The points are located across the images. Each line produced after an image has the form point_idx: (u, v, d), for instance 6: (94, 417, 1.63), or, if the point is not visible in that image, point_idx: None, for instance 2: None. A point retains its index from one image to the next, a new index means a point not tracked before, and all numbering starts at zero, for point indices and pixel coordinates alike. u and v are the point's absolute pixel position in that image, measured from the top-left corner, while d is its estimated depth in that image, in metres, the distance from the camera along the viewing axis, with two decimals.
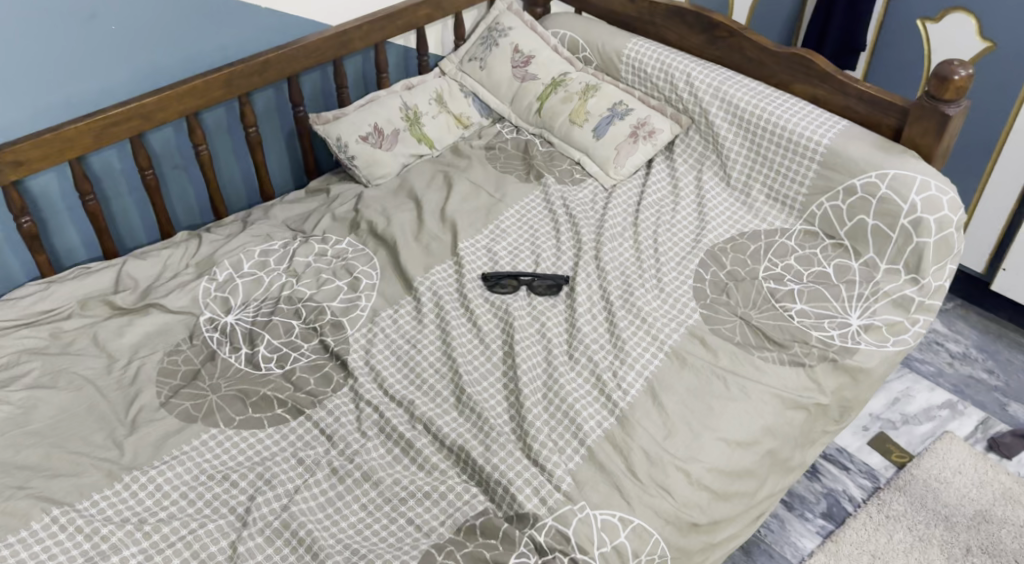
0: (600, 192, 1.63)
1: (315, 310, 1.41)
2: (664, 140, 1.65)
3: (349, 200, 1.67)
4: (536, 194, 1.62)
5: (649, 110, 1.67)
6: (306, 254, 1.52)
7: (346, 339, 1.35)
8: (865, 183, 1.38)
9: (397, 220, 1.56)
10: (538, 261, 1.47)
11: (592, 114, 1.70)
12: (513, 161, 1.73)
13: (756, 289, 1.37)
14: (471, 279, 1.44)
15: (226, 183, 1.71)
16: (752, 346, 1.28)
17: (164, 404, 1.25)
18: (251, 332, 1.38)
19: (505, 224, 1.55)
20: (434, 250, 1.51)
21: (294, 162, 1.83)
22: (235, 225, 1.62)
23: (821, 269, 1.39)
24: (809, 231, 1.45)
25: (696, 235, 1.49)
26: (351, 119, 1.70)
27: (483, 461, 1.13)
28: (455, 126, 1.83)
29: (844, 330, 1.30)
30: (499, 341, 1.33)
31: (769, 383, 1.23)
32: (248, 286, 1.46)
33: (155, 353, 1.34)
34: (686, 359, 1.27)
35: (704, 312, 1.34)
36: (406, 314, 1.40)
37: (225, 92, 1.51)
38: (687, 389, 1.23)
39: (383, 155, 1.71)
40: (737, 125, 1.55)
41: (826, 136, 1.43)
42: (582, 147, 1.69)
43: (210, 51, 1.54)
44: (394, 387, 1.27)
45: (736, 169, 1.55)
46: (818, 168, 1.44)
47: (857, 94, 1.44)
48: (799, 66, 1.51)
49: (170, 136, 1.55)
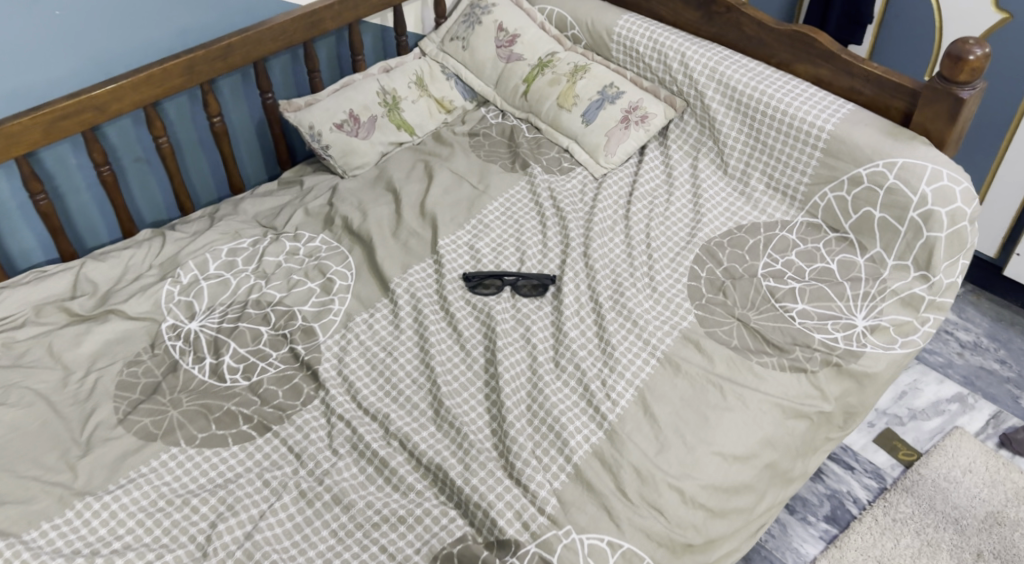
0: (590, 182, 1.53)
1: (285, 315, 1.32)
2: (658, 125, 1.54)
3: (323, 192, 1.58)
4: (522, 185, 1.53)
5: (642, 93, 1.57)
6: (276, 254, 1.44)
7: (318, 347, 1.27)
8: (872, 172, 1.26)
9: (374, 215, 1.47)
10: (524, 258, 1.38)
11: (581, 98, 1.60)
12: (497, 149, 1.64)
13: (754, 287, 1.27)
14: (451, 279, 1.35)
15: (192, 177, 1.61)
16: (750, 351, 1.19)
17: (121, 420, 1.17)
18: (217, 339, 1.29)
19: (489, 218, 1.46)
20: (413, 247, 1.42)
21: (265, 152, 1.72)
22: (202, 221, 1.53)
23: (824, 265, 1.28)
24: (812, 223, 1.34)
25: (690, 230, 1.39)
26: (325, 106, 1.61)
27: (462, 482, 1.05)
28: (437, 111, 1.74)
29: (850, 332, 1.20)
30: (481, 348, 1.25)
31: (768, 390, 1.15)
32: (215, 288, 1.38)
33: (113, 364, 1.25)
34: (681, 365, 1.18)
35: (699, 313, 1.25)
36: (382, 319, 1.31)
37: (185, 80, 1.39)
38: (680, 398, 1.14)
39: (360, 143, 1.62)
40: (735, 110, 1.44)
41: (830, 122, 1.32)
42: (570, 133, 1.59)
43: (170, 36, 1.44)
44: (368, 398, 1.19)
45: (734, 155, 1.45)
46: (821, 156, 1.33)
47: (863, 75, 1.33)
48: (801, 45, 1.40)
49: (128, 127, 1.45)
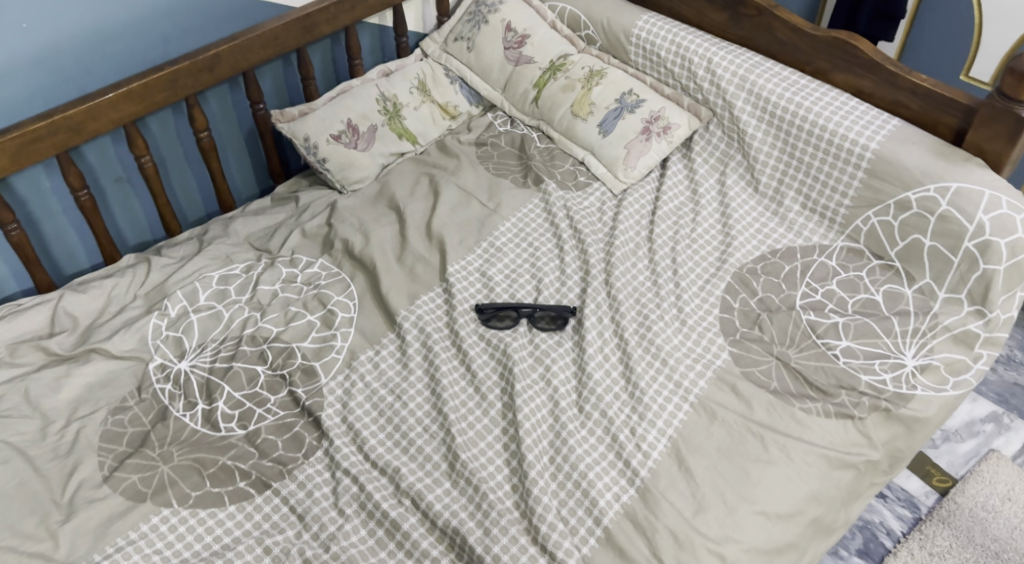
0: (609, 200, 1.42)
1: (283, 353, 1.22)
2: (681, 136, 1.43)
3: (321, 211, 1.47)
4: (536, 202, 1.42)
5: (664, 100, 1.45)
6: (272, 282, 1.33)
7: (320, 390, 1.17)
8: (922, 197, 1.16)
9: (376, 239, 1.36)
10: (540, 287, 1.27)
11: (598, 106, 1.49)
12: (507, 161, 1.52)
13: (793, 321, 1.17)
14: (463, 310, 1.24)
15: (179, 195, 1.49)
16: (792, 395, 1.09)
17: (107, 478, 1.06)
18: (209, 382, 1.19)
19: (501, 241, 1.35)
20: (420, 274, 1.31)
21: (258, 165, 1.61)
22: (190, 244, 1.42)
23: (868, 296, 1.18)
24: (853, 248, 1.25)
25: (720, 254, 1.29)
26: (320, 116, 1.49)
27: (482, 550, 0.96)
28: (441, 118, 1.62)
29: (899, 372, 1.11)
30: (497, 390, 1.14)
31: (813, 440, 1.06)
32: (207, 322, 1.28)
33: (97, 413, 1.15)
34: (717, 412, 1.08)
35: (734, 351, 1.15)
36: (388, 357, 1.21)
37: (168, 95, 1.27)
38: (718, 450, 1.05)
39: (359, 156, 1.50)
40: (768, 123, 1.34)
41: (874, 139, 1.21)
42: (586, 144, 1.48)
43: (150, 45, 1.31)
44: (375, 449, 1.09)
45: (766, 172, 1.35)
46: (865, 177, 1.23)
47: (910, 88, 1.22)
48: (840, 52, 1.28)
49: (108, 146, 1.33)
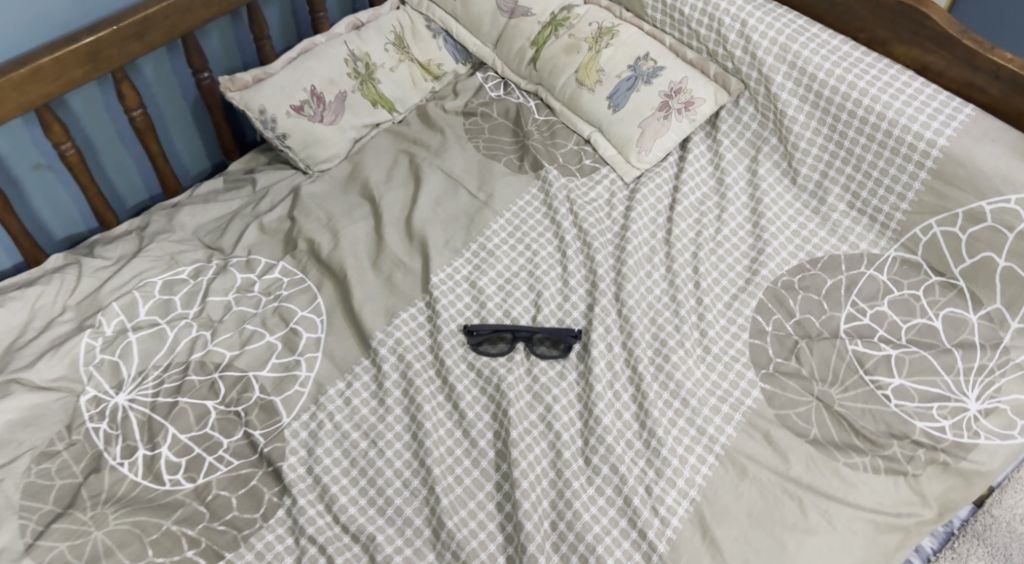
0: (619, 189, 1.21)
1: (237, 385, 1.04)
2: (706, 113, 1.22)
3: (282, 198, 1.26)
4: (534, 192, 1.21)
5: (686, 68, 1.23)
6: (224, 292, 1.14)
7: (281, 433, 0.99)
8: (998, 209, 0.98)
9: (347, 239, 1.16)
10: (539, 303, 1.08)
11: (607, 74, 1.26)
12: (500, 137, 1.30)
13: (837, 352, 1.00)
14: (450, 333, 1.06)
15: (116, 179, 1.27)
16: (835, 447, 0.93)
17: (29, 548, 0.90)
18: (151, 422, 1.01)
19: (493, 242, 1.15)
20: (398, 284, 1.12)
21: (209, 140, 1.38)
22: (129, 241, 1.21)
23: (925, 322, 1.00)
24: (909, 261, 1.06)
25: (749, 263, 1.11)
26: (278, 82, 1.26)
27: None
28: (422, 79, 1.39)
29: (960, 418, 0.94)
30: (490, 436, 0.97)
31: (859, 502, 0.90)
32: (148, 343, 1.09)
33: (18, 461, 0.97)
34: (747, 467, 0.92)
35: (768, 388, 0.98)
36: (362, 391, 1.03)
37: (88, 70, 1.04)
38: (749, 515, 0.89)
39: (326, 131, 1.28)
40: (812, 104, 1.12)
41: (943, 133, 1.01)
42: (592, 119, 1.26)
43: (64, 4, 1.07)
44: (346, 510, 0.92)
45: (807, 162, 1.15)
46: (929, 179, 1.04)
47: (991, 69, 1.00)
48: (905, 20, 1.06)
49: (19, 130, 1.10)
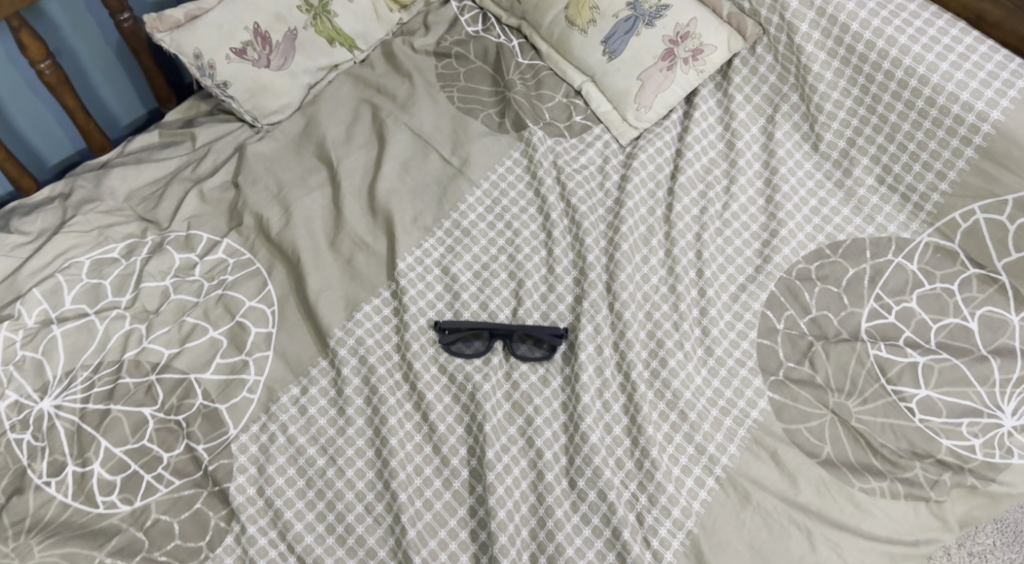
0: (614, 153, 1.05)
1: (178, 389, 0.91)
2: (717, 62, 1.05)
3: (225, 159, 1.09)
4: (515, 156, 1.05)
5: (696, 6, 1.04)
6: (160, 276, 0.99)
7: (228, 448, 0.88)
8: None
9: (301, 214, 1.01)
10: (520, 294, 0.95)
11: (603, 13, 1.07)
12: (477, 86, 1.12)
13: (857, 357, 0.88)
14: (419, 331, 0.93)
15: (30, 134, 1.11)
16: (850, 469, 0.83)
17: None
18: (80, 433, 0.89)
19: (469, 219, 1.01)
20: (360, 269, 0.98)
21: (139, 85, 1.20)
22: (48, 211, 1.05)
23: (959, 322, 0.88)
24: (944, 249, 0.93)
25: (761, 246, 0.97)
26: (213, 19, 1.05)
27: None
28: (388, 9, 1.19)
29: (992, 436, 0.83)
30: (463, 452, 0.86)
31: (874, 532, 0.80)
32: (75, 338, 0.94)
33: None
34: (751, 493, 0.82)
35: (776, 398, 0.87)
36: (319, 398, 0.91)
37: None
38: (750, 548, 0.79)
39: (274, 77, 1.09)
40: (842, 60, 0.98)
41: (996, 106, 0.88)
42: (584, 67, 1.09)
43: None
44: (301, 539, 0.82)
45: (832, 127, 1.00)
46: (976, 159, 0.91)
47: None
48: None
49: None
